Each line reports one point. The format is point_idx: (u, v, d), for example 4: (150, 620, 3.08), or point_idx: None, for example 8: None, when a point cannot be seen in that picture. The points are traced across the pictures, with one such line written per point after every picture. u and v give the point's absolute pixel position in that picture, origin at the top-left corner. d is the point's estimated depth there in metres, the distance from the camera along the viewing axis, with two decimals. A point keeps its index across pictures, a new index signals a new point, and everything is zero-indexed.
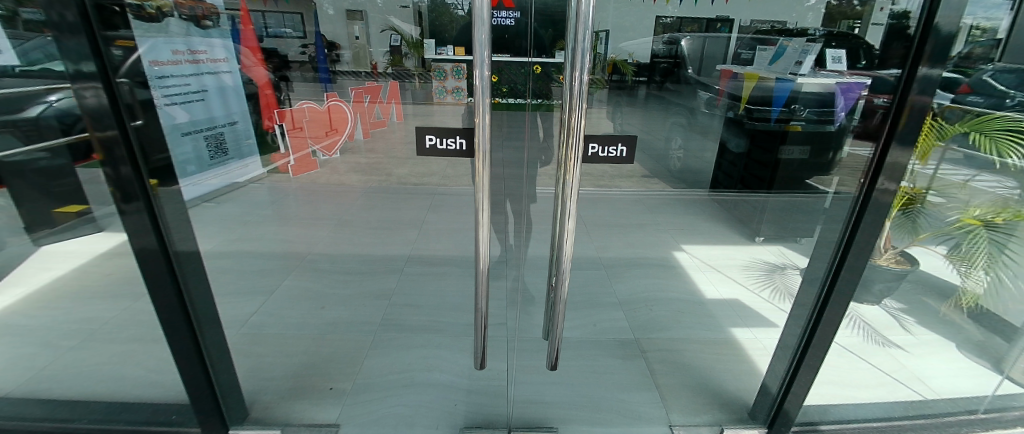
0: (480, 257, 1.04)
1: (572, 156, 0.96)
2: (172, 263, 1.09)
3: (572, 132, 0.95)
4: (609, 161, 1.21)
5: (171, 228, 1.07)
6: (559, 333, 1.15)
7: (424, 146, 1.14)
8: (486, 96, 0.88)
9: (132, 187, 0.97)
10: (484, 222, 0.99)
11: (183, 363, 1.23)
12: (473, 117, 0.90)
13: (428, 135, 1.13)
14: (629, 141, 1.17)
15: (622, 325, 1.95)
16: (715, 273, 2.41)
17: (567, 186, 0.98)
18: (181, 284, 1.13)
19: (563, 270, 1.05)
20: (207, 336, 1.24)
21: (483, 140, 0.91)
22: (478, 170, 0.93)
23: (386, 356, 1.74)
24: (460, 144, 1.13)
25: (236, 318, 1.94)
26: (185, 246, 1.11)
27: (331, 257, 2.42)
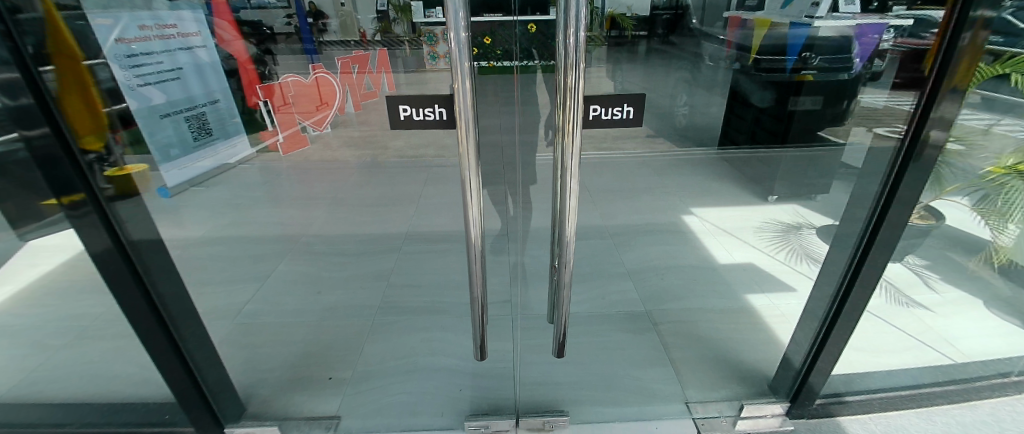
0: (473, 239, 0.92)
1: (569, 123, 0.83)
2: (133, 262, 1.00)
3: (568, 95, 0.81)
4: (616, 124, 1.07)
5: (127, 226, 0.96)
6: (566, 317, 1.05)
7: (399, 119, 1.03)
8: (466, 59, 0.75)
9: (75, 187, 0.86)
10: (473, 204, 0.88)
11: (165, 365, 1.15)
12: (452, 82, 0.77)
13: (402, 105, 1.01)
14: (637, 101, 1.04)
15: (633, 297, 1.86)
16: (728, 238, 2.29)
17: (565, 160, 0.86)
18: (147, 283, 1.04)
19: (566, 252, 0.95)
20: (189, 334, 1.17)
21: (463, 110, 0.78)
22: (463, 147, 0.81)
23: (388, 340, 1.67)
24: (441, 113, 1.02)
25: (230, 307, 1.87)
26: (144, 240, 1.01)
27: (327, 239, 2.32)
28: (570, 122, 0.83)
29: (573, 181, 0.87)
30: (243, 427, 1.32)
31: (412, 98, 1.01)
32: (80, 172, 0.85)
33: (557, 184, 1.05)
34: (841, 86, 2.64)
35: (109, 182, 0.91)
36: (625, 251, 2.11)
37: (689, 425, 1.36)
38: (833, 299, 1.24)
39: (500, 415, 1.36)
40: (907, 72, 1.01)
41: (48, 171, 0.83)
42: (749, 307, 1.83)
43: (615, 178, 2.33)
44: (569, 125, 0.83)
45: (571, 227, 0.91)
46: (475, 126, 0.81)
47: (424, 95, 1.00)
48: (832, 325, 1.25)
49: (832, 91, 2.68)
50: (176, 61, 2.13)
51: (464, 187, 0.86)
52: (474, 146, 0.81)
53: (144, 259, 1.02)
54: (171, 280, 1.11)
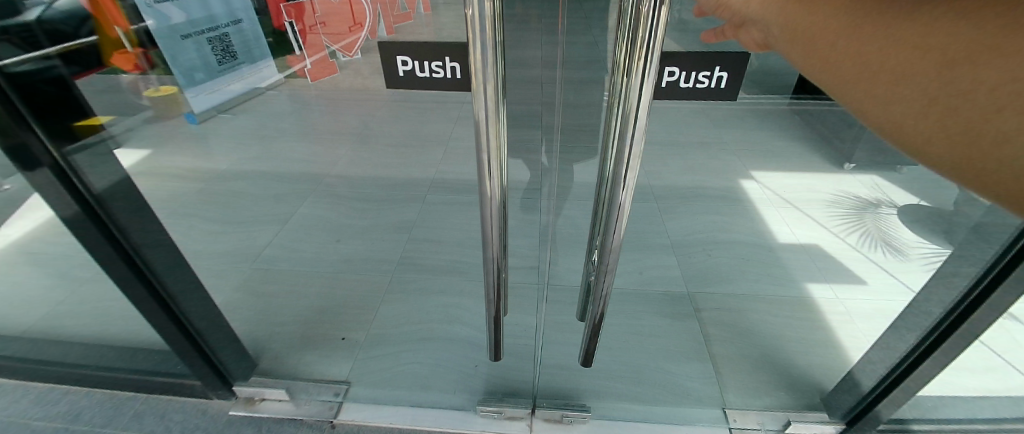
0: (489, 242, 0.76)
1: (638, 88, 0.53)
2: (105, 220, 0.93)
3: (642, 42, 0.50)
4: (696, 93, 0.82)
5: (91, 180, 0.89)
6: (596, 335, 0.87)
7: (399, 75, 0.85)
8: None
9: (29, 148, 0.82)
10: (490, 195, 0.69)
11: (154, 319, 1.11)
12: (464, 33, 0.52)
13: (401, 58, 0.82)
14: (732, 63, 0.78)
15: (674, 276, 1.70)
16: (793, 212, 1.87)
17: (621, 139, 0.59)
18: (126, 242, 0.98)
19: (608, 260, 0.73)
20: (178, 286, 1.10)
21: (485, 67, 0.55)
22: (480, 120, 0.60)
23: (407, 301, 1.62)
24: (452, 70, 0.82)
25: (251, 251, 1.86)
26: (114, 193, 0.93)
27: (348, 180, 2.19)
28: (639, 86, 0.53)
29: (630, 175, 0.61)
30: (249, 388, 1.32)
31: (415, 49, 0.81)
32: (26, 128, 0.79)
33: (605, 164, 0.79)
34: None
35: (64, 135, 0.84)
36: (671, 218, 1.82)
37: None
38: (934, 327, 1.05)
39: (515, 401, 1.34)
40: None
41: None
42: (808, 299, 1.64)
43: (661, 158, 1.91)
44: (632, 91, 0.54)
45: (621, 229, 0.68)
46: (497, 94, 0.59)
47: (432, 44, 0.80)
48: (929, 350, 1.08)
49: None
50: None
51: (480, 173, 0.66)
52: (492, 121, 0.60)
53: (115, 215, 0.94)
54: (153, 232, 1.02)
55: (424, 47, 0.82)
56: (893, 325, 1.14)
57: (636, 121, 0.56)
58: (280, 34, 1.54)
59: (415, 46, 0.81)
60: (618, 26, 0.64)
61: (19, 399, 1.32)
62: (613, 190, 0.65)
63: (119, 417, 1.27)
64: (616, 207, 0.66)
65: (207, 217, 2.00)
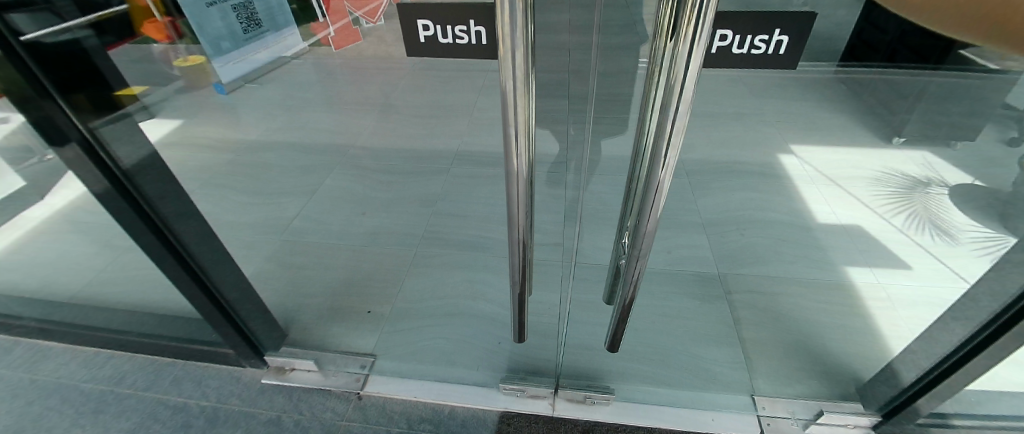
0: (514, 224, 0.73)
1: (685, 54, 0.46)
2: (133, 195, 0.94)
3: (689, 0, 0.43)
4: (749, 61, 0.75)
5: (118, 155, 0.89)
6: (622, 322, 0.84)
7: (420, 40, 0.79)
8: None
9: (57, 123, 0.82)
10: (517, 173, 0.65)
11: (187, 290, 1.14)
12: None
13: (422, 22, 0.76)
14: (794, 23, 0.69)
15: (705, 257, 1.63)
16: (835, 190, 1.75)
17: (663, 113, 0.52)
18: (158, 216, 1.00)
19: (642, 245, 0.68)
20: (207, 259, 1.12)
21: (512, 33, 0.49)
22: (507, 93, 0.56)
23: (431, 275, 1.63)
24: (476, 34, 0.75)
25: (280, 222, 1.90)
26: (141, 167, 0.93)
27: (374, 152, 2.18)
28: (686, 54, 0.46)
29: (670, 155, 0.55)
30: (279, 358, 1.36)
31: (437, 11, 0.74)
32: (51, 103, 0.79)
33: (643, 137, 0.73)
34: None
35: (90, 109, 0.83)
36: (705, 195, 1.74)
37: (751, 422, 1.30)
38: (989, 321, 0.95)
39: (537, 380, 1.35)
40: None
41: (9, 88, 0.77)
42: (845, 283, 1.55)
43: (697, 130, 1.78)
44: (679, 61, 0.47)
45: (658, 212, 0.62)
46: (524, 64, 0.53)
47: (454, 5, 0.73)
48: (981, 346, 0.99)
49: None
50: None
51: (507, 149, 0.62)
52: (521, 94, 0.55)
53: (142, 188, 0.95)
54: (181, 206, 1.03)
55: (446, 10, 0.75)
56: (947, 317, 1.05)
57: (680, 95, 0.49)
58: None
59: (436, 7, 0.74)
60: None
61: (71, 360, 1.41)
62: (650, 170, 0.58)
63: (161, 380, 1.35)
64: (654, 189, 0.59)
65: (236, 188, 2.04)
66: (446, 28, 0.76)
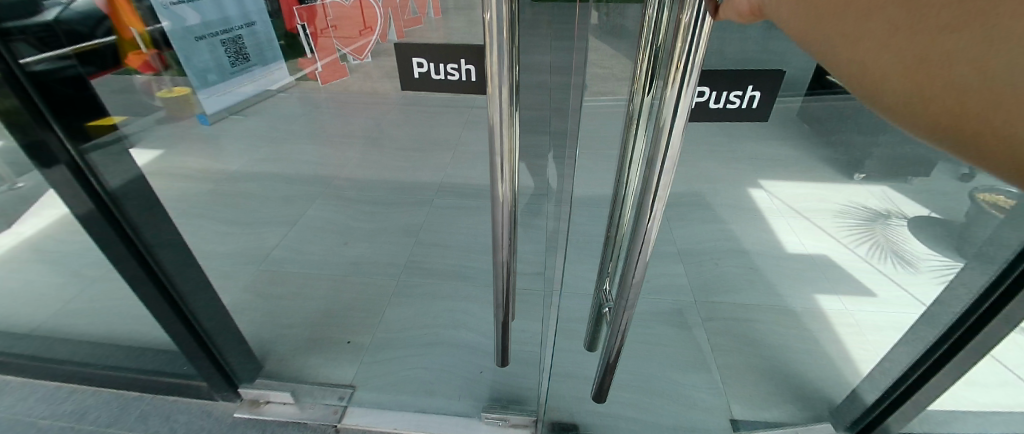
0: (498, 246, 0.75)
1: (672, 102, 0.42)
2: (117, 218, 0.94)
3: (675, 57, 0.41)
4: (725, 114, 0.83)
5: (106, 178, 0.89)
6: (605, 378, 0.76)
7: (414, 76, 0.83)
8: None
9: (46, 145, 0.83)
10: (502, 197, 0.68)
11: (163, 318, 1.11)
12: (483, 36, 0.53)
13: (417, 59, 0.81)
14: (766, 82, 0.78)
15: (681, 284, 1.68)
16: (802, 222, 1.82)
17: (648, 167, 0.48)
18: (140, 240, 0.99)
19: (629, 296, 0.60)
20: (185, 284, 1.10)
21: (499, 70, 0.55)
22: (494, 123, 0.60)
23: (413, 305, 1.63)
24: (466, 72, 0.80)
25: (259, 251, 1.87)
26: (127, 191, 0.93)
27: (358, 183, 2.20)
28: (674, 104, 0.42)
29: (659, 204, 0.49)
30: (256, 390, 1.33)
31: (431, 50, 0.80)
32: (43, 127, 0.80)
33: (624, 182, 0.74)
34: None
35: (81, 133, 0.85)
36: (679, 225, 1.82)
37: None
38: (942, 339, 1.02)
39: (519, 409, 1.34)
40: None
41: (5, 114, 0.79)
42: (815, 309, 1.63)
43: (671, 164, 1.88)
44: (666, 108, 0.43)
45: (644, 264, 0.56)
46: (510, 97, 0.58)
47: (447, 46, 0.79)
48: (939, 365, 1.04)
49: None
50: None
51: (493, 174, 0.66)
52: (506, 123, 0.60)
53: (127, 212, 0.95)
54: (164, 230, 1.03)
55: (440, 49, 0.80)
56: (913, 336, 1.10)
57: (666, 147, 0.45)
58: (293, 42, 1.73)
59: (431, 47, 0.80)
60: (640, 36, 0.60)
61: (28, 396, 1.33)
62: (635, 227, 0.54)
63: (125, 415, 1.28)
64: (641, 241, 0.54)
65: (215, 217, 2.02)
66: (439, 66, 0.82)
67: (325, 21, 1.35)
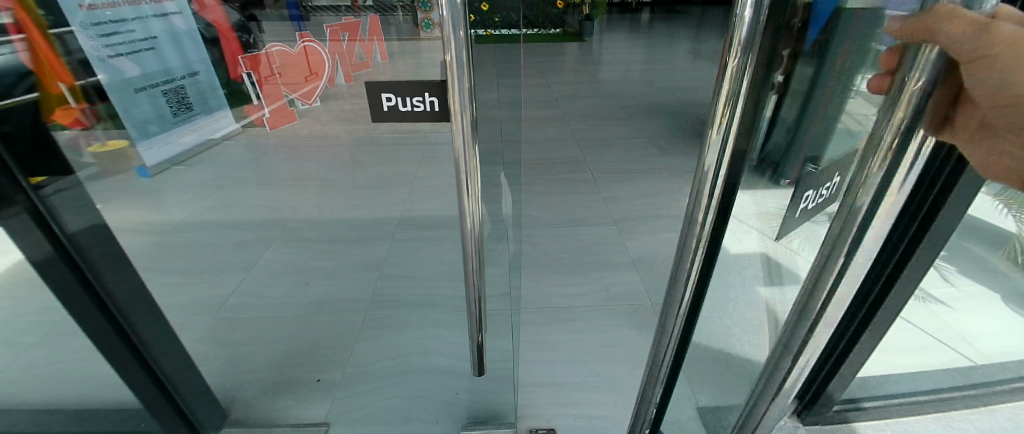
0: (469, 256, 0.81)
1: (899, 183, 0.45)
2: (76, 262, 0.93)
3: (897, 119, 0.42)
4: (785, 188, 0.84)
5: (64, 221, 0.89)
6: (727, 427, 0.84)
7: (382, 112, 0.74)
8: (461, 30, 0.58)
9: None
10: (469, 212, 0.74)
11: (120, 365, 1.07)
12: (445, 61, 0.60)
13: (384, 93, 0.71)
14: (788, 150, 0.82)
15: (639, 290, 1.81)
16: None
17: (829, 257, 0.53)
18: (99, 286, 0.97)
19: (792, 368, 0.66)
20: (147, 331, 1.08)
21: (462, 98, 0.63)
22: (458, 148, 0.68)
23: (381, 337, 1.63)
24: (433, 104, 0.72)
25: (214, 300, 1.80)
26: (88, 234, 0.93)
27: (314, 223, 2.17)
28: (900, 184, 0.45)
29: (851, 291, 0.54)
30: None
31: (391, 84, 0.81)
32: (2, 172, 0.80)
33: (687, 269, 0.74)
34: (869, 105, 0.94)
35: (41, 177, 0.85)
36: (632, 238, 2.14)
37: None
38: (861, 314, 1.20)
39: (498, 424, 1.34)
40: None
41: None
42: None
43: None
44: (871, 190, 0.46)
45: (791, 382, 0.66)
46: (471, 123, 0.66)
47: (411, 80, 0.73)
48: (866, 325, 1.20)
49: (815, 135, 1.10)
50: (155, 31, 1.73)
51: (460, 191, 0.72)
52: (470, 145, 0.67)
53: (87, 256, 0.94)
54: (122, 275, 1.01)
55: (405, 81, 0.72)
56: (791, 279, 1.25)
57: (863, 233, 0.49)
58: (237, 84, 1.86)
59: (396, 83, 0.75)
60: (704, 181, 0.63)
61: None
62: (780, 359, 0.65)
63: None
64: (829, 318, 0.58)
65: (164, 269, 1.94)
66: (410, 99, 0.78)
67: (270, 69, 1.61)
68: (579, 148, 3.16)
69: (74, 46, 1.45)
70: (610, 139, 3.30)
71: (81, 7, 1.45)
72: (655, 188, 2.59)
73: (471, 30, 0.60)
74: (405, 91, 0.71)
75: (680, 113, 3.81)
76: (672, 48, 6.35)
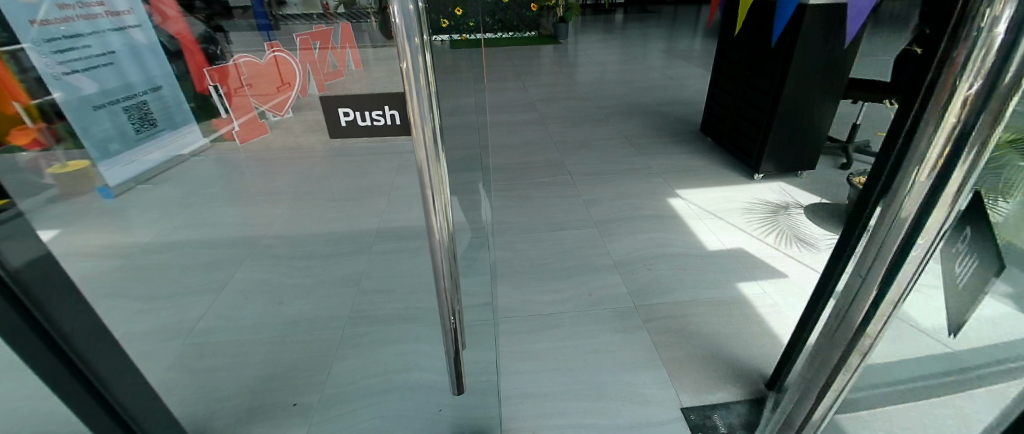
0: (440, 271, 0.77)
1: None
2: (21, 299, 0.85)
3: None
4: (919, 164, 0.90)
5: (6, 256, 0.81)
6: None
7: (340, 127, 0.70)
8: (415, 37, 0.55)
9: None
10: (437, 227, 0.71)
11: (76, 405, 1.00)
12: (400, 71, 0.57)
13: (341, 108, 0.67)
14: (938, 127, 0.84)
15: (622, 292, 1.81)
16: (715, 221, 2.28)
17: None
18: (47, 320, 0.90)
19: None
20: (105, 365, 1.01)
21: (421, 113, 0.59)
22: (421, 164, 0.64)
23: (360, 355, 1.58)
24: (393, 117, 0.68)
25: (183, 324, 1.72)
26: (36, 266, 0.86)
27: (288, 239, 2.10)
28: None
29: None
30: None
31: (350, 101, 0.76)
32: None
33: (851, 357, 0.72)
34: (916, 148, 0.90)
35: None
36: (613, 240, 2.14)
37: None
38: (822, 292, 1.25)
39: None
40: (795, 104, 2.47)
41: None
42: (740, 296, 1.78)
43: None
44: None
45: None
46: (434, 137, 0.63)
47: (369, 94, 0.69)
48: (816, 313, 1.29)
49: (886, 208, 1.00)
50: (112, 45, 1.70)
51: (426, 206, 0.69)
52: (434, 161, 0.64)
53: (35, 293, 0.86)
54: (80, 310, 0.95)
55: (364, 94, 0.69)
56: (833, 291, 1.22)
57: None
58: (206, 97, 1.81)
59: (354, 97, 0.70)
60: (882, 255, 0.63)
61: None
62: None
63: None
64: None
65: (129, 294, 1.85)
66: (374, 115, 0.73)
67: (240, 81, 1.50)
68: (559, 150, 3.16)
69: (28, 63, 1.37)
70: (589, 140, 3.31)
71: (32, 23, 1.33)
72: (633, 189, 2.60)
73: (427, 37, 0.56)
74: (363, 105, 0.68)
75: (657, 112, 3.84)
76: (648, 48, 6.42)
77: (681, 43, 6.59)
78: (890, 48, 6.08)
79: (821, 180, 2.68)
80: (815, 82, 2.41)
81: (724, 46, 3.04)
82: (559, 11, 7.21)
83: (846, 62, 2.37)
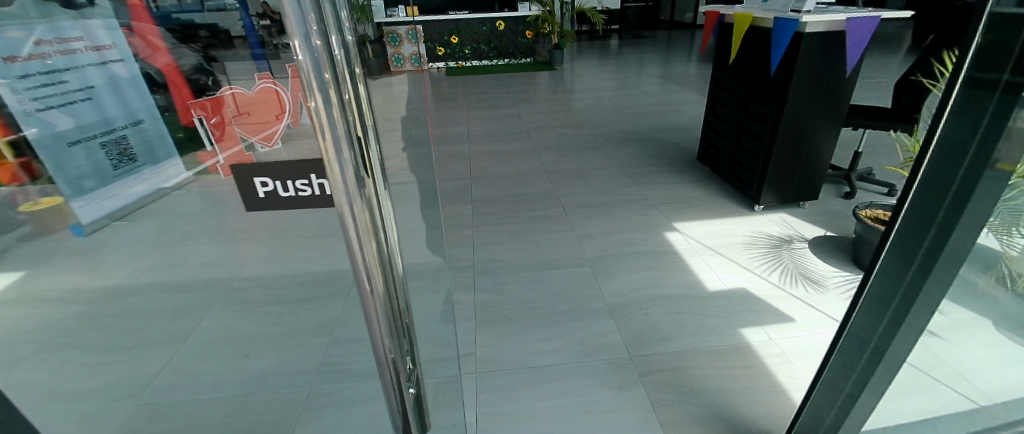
0: (385, 364, 0.55)
1: None
2: None
3: None
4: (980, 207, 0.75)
5: None
6: None
7: (257, 197, 0.61)
8: (325, 68, 0.35)
9: None
10: (376, 316, 0.50)
11: None
12: (306, 115, 0.37)
13: (257, 178, 0.59)
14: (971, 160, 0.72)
15: (617, 341, 1.67)
16: (716, 257, 2.16)
17: None
18: None
19: None
20: None
21: (344, 177, 0.39)
22: (349, 239, 0.44)
23: (327, 416, 1.48)
24: (321, 186, 0.59)
25: (140, 379, 1.60)
26: None
27: (261, 281, 1.96)
28: None
29: None
30: None
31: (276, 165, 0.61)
32: None
33: None
34: (945, 189, 0.77)
35: None
36: (608, 280, 2.02)
37: None
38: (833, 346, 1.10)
39: None
40: (794, 128, 2.37)
41: None
42: (746, 344, 1.64)
43: None
44: None
45: None
46: (369, 198, 0.43)
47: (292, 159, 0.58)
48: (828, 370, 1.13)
49: (914, 255, 0.85)
50: (92, 79, 1.32)
51: (361, 292, 0.48)
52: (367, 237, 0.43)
53: None
54: None
55: (286, 160, 0.59)
56: (853, 349, 1.05)
57: None
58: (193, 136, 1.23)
59: (277, 160, 0.59)
60: None
61: None
62: None
63: None
64: None
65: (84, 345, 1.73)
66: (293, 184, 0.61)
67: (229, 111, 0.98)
68: (552, 181, 3.07)
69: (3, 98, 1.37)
70: (584, 170, 3.23)
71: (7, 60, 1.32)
72: (631, 222, 2.49)
73: (347, 68, 0.38)
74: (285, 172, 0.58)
75: (653, 140, 3.77)
76: (644, 73, 6.43)
77: (676, 69, 6.61)
78: (884, 71, 6.08)
79: (825, 211, 2.56)
80: (813, 107, 2.32)
81: (716, 73, 3.00)
82: (556, 38, 7.26)
83: (847, 87, 2.29)
